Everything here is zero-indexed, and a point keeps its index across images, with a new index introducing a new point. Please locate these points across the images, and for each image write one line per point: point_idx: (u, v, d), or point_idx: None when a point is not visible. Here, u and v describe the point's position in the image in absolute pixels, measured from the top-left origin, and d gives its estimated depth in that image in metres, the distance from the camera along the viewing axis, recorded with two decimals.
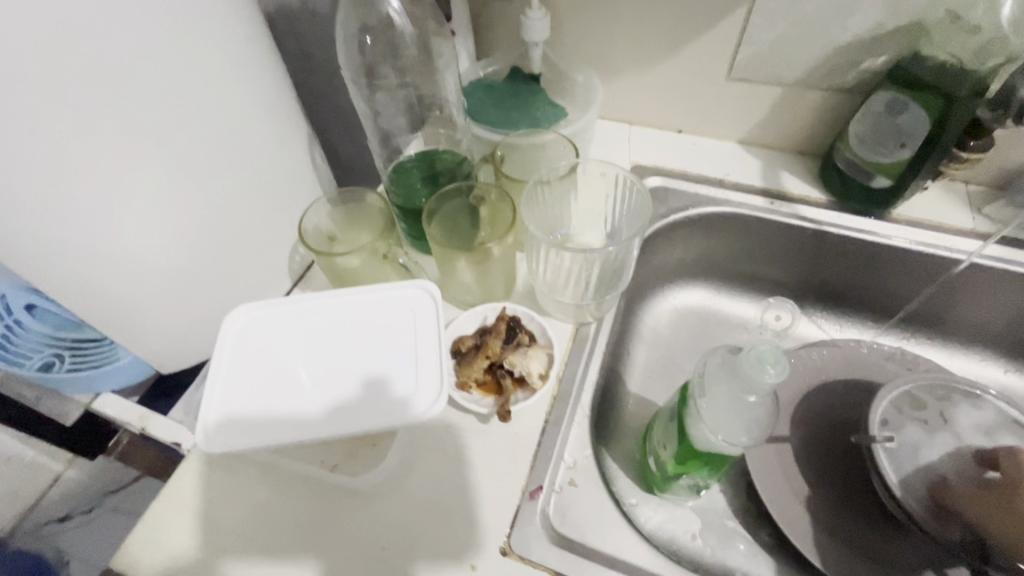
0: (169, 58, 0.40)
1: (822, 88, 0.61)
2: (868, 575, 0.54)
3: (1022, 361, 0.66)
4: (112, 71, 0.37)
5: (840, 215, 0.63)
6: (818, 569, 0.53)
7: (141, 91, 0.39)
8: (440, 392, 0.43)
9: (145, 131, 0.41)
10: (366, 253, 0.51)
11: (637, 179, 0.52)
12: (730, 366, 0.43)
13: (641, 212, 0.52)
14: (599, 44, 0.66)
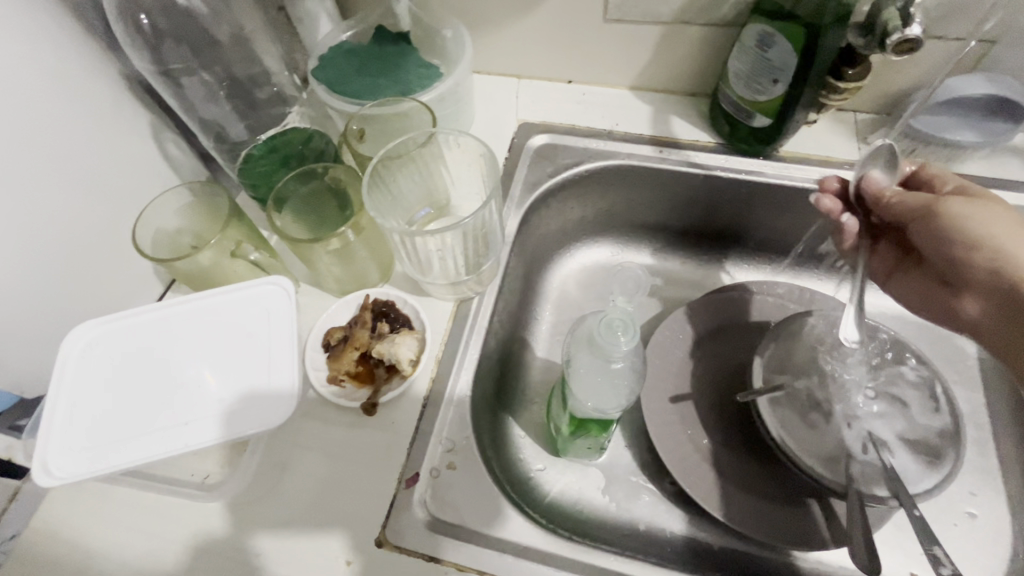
0: None
1: (701, 24, 0.57)
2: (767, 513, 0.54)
3: None
4: None
5: (728, 157, 0.61)
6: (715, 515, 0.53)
7: None
8: (290, 394, 0.42)
9: None
10: (211, 251, 0.47)
11: (483, 145, 0.47)
12: (589, 338, 0.42)
13: (492, 181, 0.49)
14: None
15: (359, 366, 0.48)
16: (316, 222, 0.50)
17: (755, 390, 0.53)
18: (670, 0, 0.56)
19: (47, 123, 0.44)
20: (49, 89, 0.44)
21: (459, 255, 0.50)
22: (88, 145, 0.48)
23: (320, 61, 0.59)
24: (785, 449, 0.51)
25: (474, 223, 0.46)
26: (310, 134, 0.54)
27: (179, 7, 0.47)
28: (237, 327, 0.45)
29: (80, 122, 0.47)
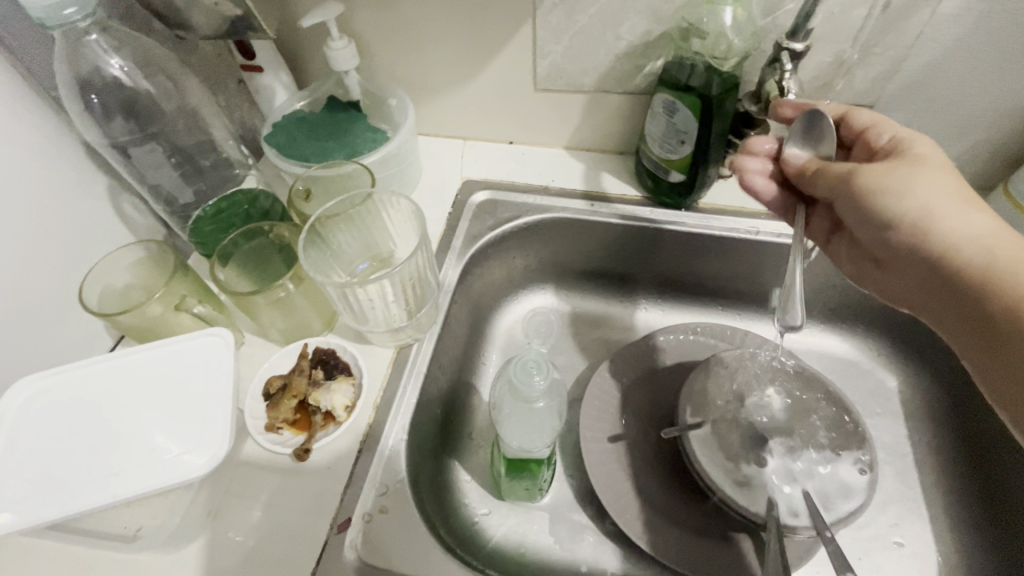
0: None
1: (619, 92, 0.64)
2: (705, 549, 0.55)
3: (837, 325, 0.71)
4: None
5: (652, 209, 0.67)
6: (653, 554, 0.54)
7: None
8: (223, 442, 0.43)
9: None
10: (157, 306, 0.50)
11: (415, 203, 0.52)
12: (509, 381, 0.45)
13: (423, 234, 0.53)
14: (409, 66, 0.67)
15: (297, 413, 0.50)
16: (260, 276, 0.53)
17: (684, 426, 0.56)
18: (589, 73, 0.63)
19: (3, 187, 0.48)
20: (8, 155, 0.48)
21: (393, 303, 0.53)
22: (42, 207, 0.51)
23: (275, 128, 0.64)
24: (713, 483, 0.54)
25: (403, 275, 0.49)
26: (258, 194, 0.58)
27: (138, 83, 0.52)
28: (177, 378, 0.47)
29: (37, 185, 0.51)
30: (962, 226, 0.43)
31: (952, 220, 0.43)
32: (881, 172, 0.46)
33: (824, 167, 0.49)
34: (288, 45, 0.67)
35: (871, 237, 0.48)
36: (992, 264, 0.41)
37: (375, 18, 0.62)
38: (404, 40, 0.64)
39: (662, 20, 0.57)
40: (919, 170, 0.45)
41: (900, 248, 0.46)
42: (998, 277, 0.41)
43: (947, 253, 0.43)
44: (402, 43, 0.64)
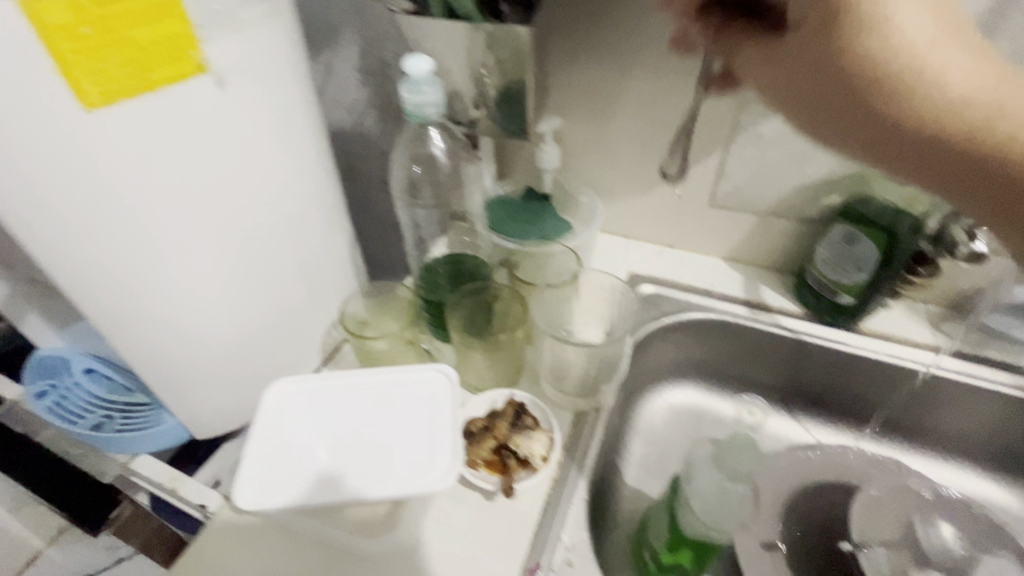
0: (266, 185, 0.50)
1: (790, 218, 0.72)
2: None
3: (996, 471, 0.70)
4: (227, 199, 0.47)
5: (815, 326, 0.71)
6: None
7: (240, 211, 0.49)
8: (451, 470, 0.47)
9: (243, 230, 0.50)
10: (394, 338, 0.62)
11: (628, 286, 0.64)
12: (715, 457, 0.54)
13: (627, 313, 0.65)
14: (601, 172, 0.78)
15: (492, 456, 0.54)
16: (474, 328, 0.60)
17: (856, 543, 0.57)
18: (766, 198, 0.71)
19: (314, 224, 0.58)
20: (327, 201, 0.59)
21: (587, 368, 0.61)
22: (329, 241, 0.62)
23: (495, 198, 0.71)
24: None
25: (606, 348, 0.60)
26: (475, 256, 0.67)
27: (414, 162, 0.63)
28: (409, 405, 0.53)
29: (332, 231, 0.61)
30: (1005, 102, 0.36)
31: (972, 80, 0.36)
32: (925, 34, 0.35)
33: (871, 29, 0.34)
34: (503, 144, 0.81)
35: (836, 107, 0.37)
36: (1012, 132, 0.35)
37: (585, 132, 0.74)
38: (603, 154, 0.76)
39: (848, 165, 0.65)
40: (957, 49, 0.36)
41: (902, 127, 0.36)
42: (997, 133, 0.36)
43: (939, 115, 0.36)
44: (601, 155, 0.76)
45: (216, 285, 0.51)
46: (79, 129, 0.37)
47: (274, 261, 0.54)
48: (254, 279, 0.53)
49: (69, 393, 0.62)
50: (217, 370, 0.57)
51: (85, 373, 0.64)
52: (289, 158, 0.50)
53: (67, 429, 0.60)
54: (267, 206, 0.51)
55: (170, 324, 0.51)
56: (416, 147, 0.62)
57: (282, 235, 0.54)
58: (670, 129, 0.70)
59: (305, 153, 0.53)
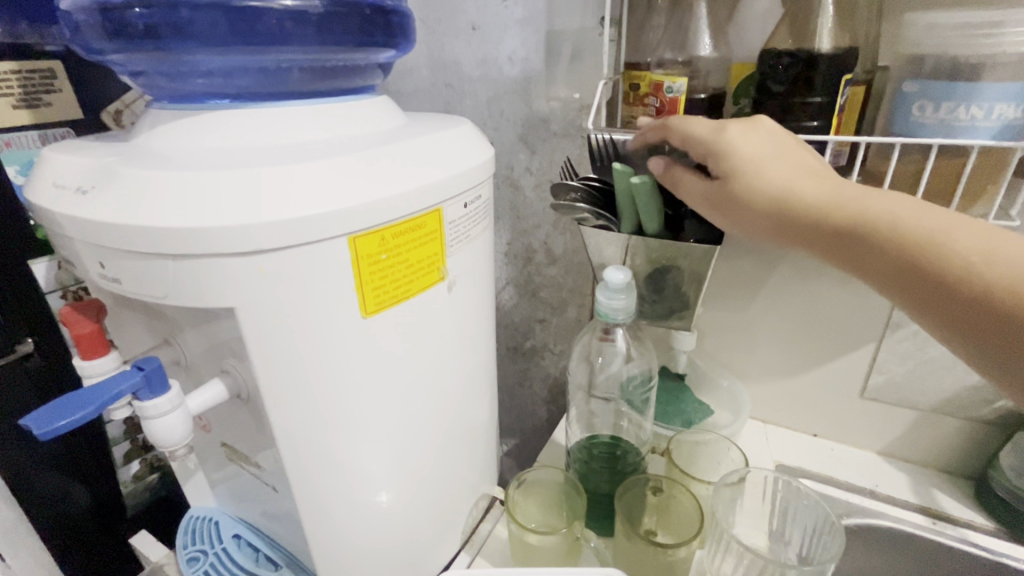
0: (455, 364, 0.55)
1: (958, 416, 0.68)
2: None
3: None
4: (427, 379, 0.52)
5: (1017, 548, 0.62)
6: None
7: (434, 388, 0.53)
8: None
9: (430, 408, 0.54)
10: (563, 536, 0.56)
11: (816, 495, 0.58)
12: None
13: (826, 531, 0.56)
14: (738, 356, 0.79)
15: None
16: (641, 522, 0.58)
17: None
18: (928, 394, 0.69)
19: (478, 399, 0.62)
20: (488, 379, 0.63)
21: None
22: (483, 419, 0.64)
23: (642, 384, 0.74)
24: None
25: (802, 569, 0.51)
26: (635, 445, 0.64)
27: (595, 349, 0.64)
28: None
29: (485, 407, 0.64)
30: (939, 228, 0.38)
31: (902, 212, 0.40)
32: (812, 187, 0.43)
33: (859, 233, 0.41)
34: None
35: (833, 247, 0.42)
36: (941, 249, 0.38)
37: (722, 318, 0.77)
38: (742, 339, 0.77)
39: None
40: (802, 174, 0.44)
41: (963, 291, 0.37)
42: (947, 252, 0.38)
43: (894, 251, 0.39)
44: (740, 340, 0.77)
45: (391, 466, 0.52)
46: (350, 332, 0.43)
47: (440, 441, 0.57)
48: (423, 458, 0.55)
49: (219, 561, 0.62)
50: (374, 556, 0.55)
51: (233, 539, 0.65)
52: (471, 342, 0.56)
53: None
54: (446, 386, 0.55)
55: (347, 507, 0.51)
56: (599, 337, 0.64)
57: (455, 409, 0.58)
58: (818, 321, 0.71)
59: (483, 335, 0.59)
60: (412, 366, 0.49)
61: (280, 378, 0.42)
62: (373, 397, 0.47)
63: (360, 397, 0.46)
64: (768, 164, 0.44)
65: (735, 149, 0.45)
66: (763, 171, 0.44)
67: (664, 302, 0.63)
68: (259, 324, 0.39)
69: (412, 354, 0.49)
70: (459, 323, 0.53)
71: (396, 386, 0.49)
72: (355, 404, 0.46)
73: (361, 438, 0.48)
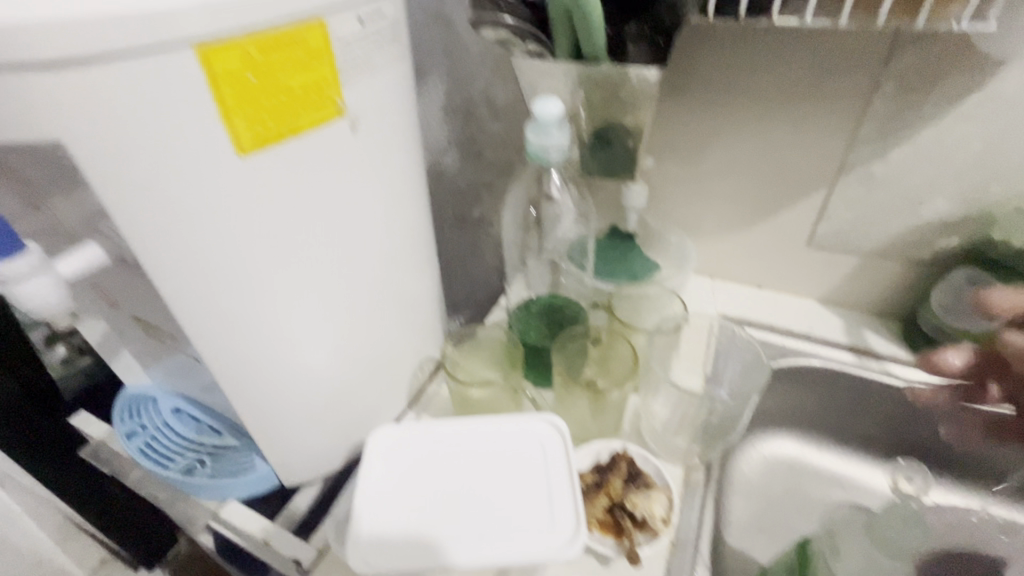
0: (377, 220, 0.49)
1: (899, 259, 0.68)
2: None
3: None
4: (341, 234, 0.47)
5: (931, 376, 0.67)
6: None
7: (352, 245, 0.48)
8: (576, 531, 0.44)
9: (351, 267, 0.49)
10: (499, 386, 0.59)
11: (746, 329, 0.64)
12: None
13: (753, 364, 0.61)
14: (689, 212, 0.75)
15: (605, 515, 0.50)
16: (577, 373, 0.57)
17: None
18: (872, 239, 0.68)
19: (413, 263, 0.57)
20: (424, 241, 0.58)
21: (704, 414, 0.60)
22: (422, 284, 0.60)
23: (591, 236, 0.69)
24: None
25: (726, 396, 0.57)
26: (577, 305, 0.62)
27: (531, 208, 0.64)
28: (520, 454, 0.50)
29: (424, 275, 0.61)
30: None
31: None
32: None
33: None
34: None
35: None
36: None
37: (674, 171, 0.72)
38: (693, 192, 0.73)
39: (967, 205, 0.62)
40: None
41: None
42: None
43: None
44: (691, 194, 0.74)
45: (313, 327, 0.49)
46: (224, 176, 0.37)
47: (374, 305, 0.54)
48: (354, 323, 0.53)
49: (158, 433, 0.61)
50: (310, 414, 0.54)
51: (172, 413, 0.61)
52: (393, 196, 0.50)
53: (156, 471, 0.58)
54: (368, 244, 0.50)
55: (269, 367, 0.49)
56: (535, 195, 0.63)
57: (384, 271, 0.53)
58: (770, 168, 0.67)
59: (411, 191, 0.53)
60: (317, 218, 0.44)
61: (147, 234, 0.37)
62: (272, 253, 0.42)
63: (259, 252, 0.42)
64: None
65: None
66: None
67: (609, 156, 0.62)
68: (100, 161, 0.33)
69: (312, 202, 0.43)
70: (372, 171, 0.47)
71: (299, 239, 0.43)
72: (251, 258, 0.42)
73: (267, 296, 0.44)
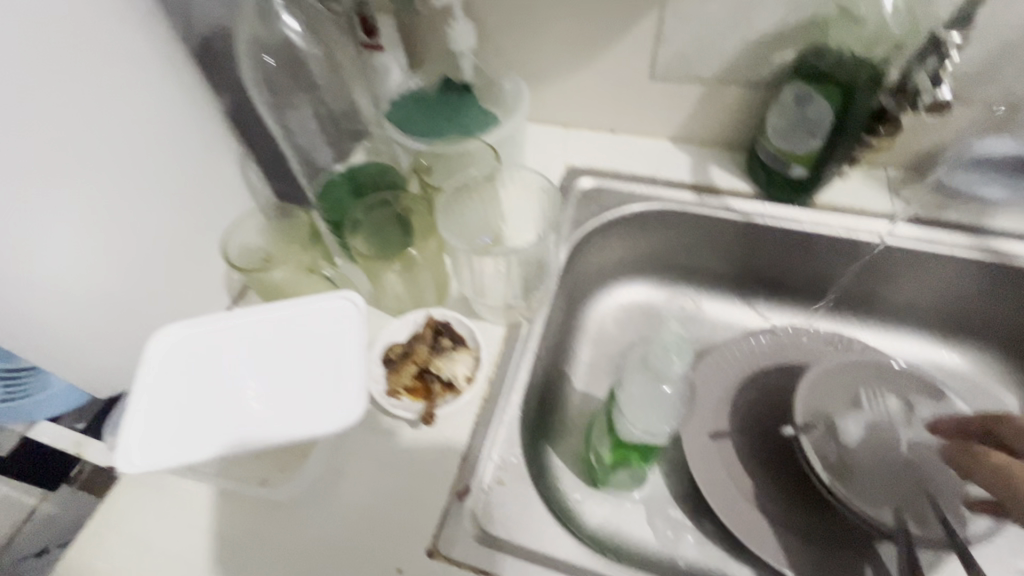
0: (49, 51, 0.38)
1: (739, 83, 0.63)
2: None
3: (959, 340, 0.67)
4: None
5: (766, 205, 0.65)
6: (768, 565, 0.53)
7: (21, 90, 0.37)
8: (360, 396, 0.44)
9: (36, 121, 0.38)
10: (292, 266, 0.54)
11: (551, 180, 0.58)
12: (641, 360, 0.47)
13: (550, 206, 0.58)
14: (524, 50, 0.67)
15: (417, 381, 0.50)
16: (383, 246, 0.53)
17: (797, 426, 0.55)
18: (711, 62, 0.62)
19: (147, 113, 0.47)
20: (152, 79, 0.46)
21: (510, 278, 0.55)
22: (173, 142, 0.50)
23: (393, 107, 0.65)
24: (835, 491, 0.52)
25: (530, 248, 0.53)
26: (384, 167, 0.58)
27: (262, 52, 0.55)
28: (313, 338, 0.48)
29: (164, 114, 0.48)
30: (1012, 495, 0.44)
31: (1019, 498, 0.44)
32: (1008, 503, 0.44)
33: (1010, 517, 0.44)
34: (410, 26, 0.69)
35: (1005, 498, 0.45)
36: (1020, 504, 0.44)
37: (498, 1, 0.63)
38: (524, 27, 0.65)
39: (800, 8, 0.55)
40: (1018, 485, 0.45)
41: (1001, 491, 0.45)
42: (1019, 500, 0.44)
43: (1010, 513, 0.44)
44: (522, 29, 0.65)
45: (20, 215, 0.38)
46: None
47: (92, 164, 0.42)
48: (72, 191, 0.42)
49: None
50: (83, 328, 0.46)
51: None
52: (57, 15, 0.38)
53: None
54: (49, 86, 0.38)
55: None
56: (260, 31, 0.54)
57: (101, 123, 0.43)
58: None
59: (86, 10, 0.40)
60: None
61: None
62: None
63: None
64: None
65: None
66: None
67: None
68: None
69: None
70: None
71: None
72: None
73: None
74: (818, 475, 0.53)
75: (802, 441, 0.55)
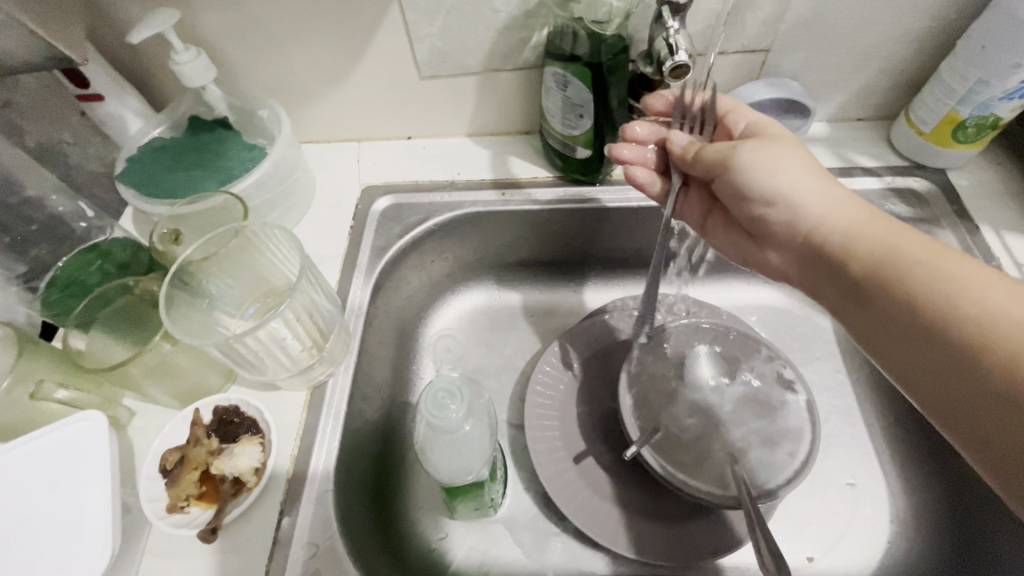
0: None
1: (510, 69, 0.60)
2: (679, 536, 0.54)
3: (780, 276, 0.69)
4: None
5: (566, 189, 0.63)
6: (627, 555, 0.53)
7: None
8: (107, 547, 0.38)
9: None
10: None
11: (279, 225, 0.47)
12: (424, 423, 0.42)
13: (295, 249, 0.48)
14: (278, 72, 0.60)
15: (203, 485, 0.44)
16: (134, 337, 0.47)
17: (634, 440, 0.52)
18: (473, 53, 0.58)
19: None
20: None
21: (292, 344, 0.47)
22: None
23: (128, 164, 0.56)
24: (678, 486, 0.50)
25: (287, 306, 0.45)
26: (109, 248, 0.51)
27: None
28: (48, 478, 0.41)
29: None
30: (921, 258, 0.38)
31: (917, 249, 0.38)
32: (860, 226, 0.41)
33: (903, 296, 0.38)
34: (134, 64, 0.59)
35: (907, 329, 0.37)
36: (949, 308, 0.35)
37: (219, 22, 0.55)
38: (263, 46, 0.57)
39: None
40: (943, 259, 0.37)
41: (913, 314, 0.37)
42: (971, 323, 0.34)
43: (927, 306, 0.36)
44: (261, 48, 0.57)
45: None
46: None
47: None
48: None
49: None
50: None
51: None
52: None
53: None
54: None
55: None
56: None
57: None
58: None
59: None
60: None
61: None
62: None
63: None
64: (800, 208, 0.43)
65: (920, 293, 0.37)
66: (803, 201, 0.43)
67: None
68: None
69: None
70: None
71: None
72: None
73: None
74: (664, 475, 0.51)
75: (644, 453, 0.52)
